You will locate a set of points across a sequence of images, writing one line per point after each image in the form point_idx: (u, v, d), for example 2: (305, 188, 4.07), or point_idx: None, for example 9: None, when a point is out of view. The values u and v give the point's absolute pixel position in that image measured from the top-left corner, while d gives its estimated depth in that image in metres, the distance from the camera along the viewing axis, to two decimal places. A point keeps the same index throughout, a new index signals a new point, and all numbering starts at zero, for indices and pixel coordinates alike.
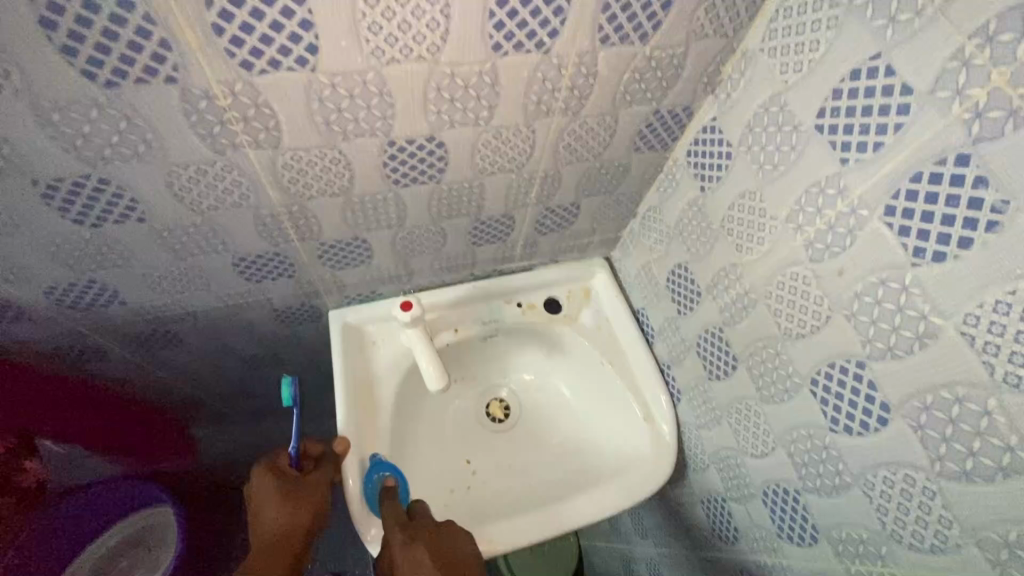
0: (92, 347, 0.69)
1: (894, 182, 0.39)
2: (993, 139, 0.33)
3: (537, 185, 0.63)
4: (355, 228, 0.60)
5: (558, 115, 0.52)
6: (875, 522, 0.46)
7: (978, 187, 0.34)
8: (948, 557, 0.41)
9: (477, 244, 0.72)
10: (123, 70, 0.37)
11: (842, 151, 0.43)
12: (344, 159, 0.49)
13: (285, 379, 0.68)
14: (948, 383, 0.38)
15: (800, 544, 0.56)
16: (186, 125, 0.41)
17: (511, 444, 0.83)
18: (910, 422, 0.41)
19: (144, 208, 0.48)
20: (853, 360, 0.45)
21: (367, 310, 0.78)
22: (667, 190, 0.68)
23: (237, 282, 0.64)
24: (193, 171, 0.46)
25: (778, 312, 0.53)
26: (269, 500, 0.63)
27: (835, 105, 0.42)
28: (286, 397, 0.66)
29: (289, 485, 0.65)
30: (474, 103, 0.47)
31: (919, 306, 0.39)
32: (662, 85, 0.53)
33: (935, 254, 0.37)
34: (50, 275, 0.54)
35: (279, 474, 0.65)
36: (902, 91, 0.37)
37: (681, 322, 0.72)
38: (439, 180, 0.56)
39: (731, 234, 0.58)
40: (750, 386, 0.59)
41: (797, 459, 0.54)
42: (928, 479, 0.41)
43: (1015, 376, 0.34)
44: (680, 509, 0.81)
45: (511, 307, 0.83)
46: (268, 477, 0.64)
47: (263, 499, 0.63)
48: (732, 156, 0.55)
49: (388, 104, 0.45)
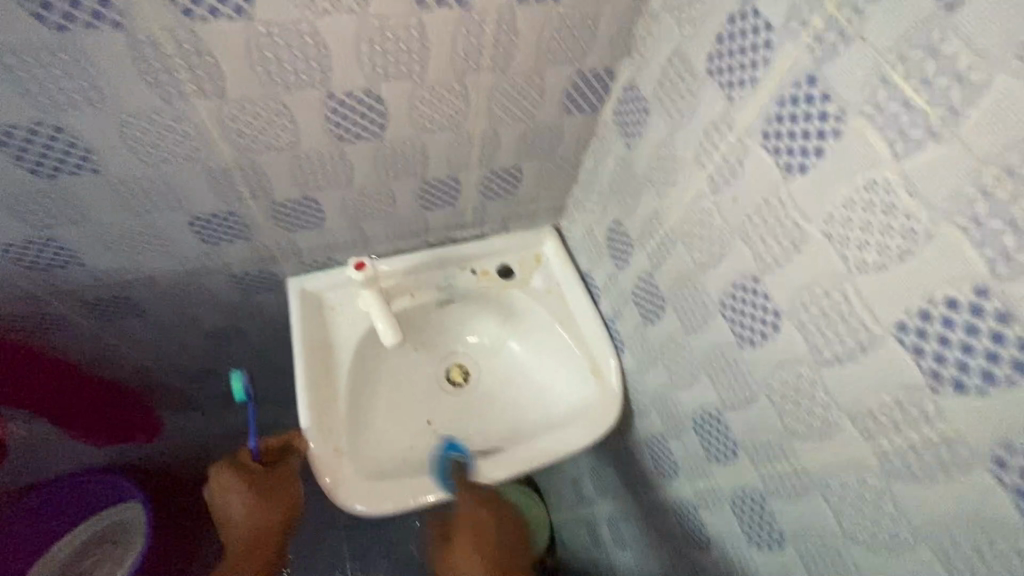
0: (52, 316, 0.71)
1: (766, 110, 0.45)
2: (831, 59, 0.39)
3: (477, 145, 0.68)
4: (304, 187, 0.64)
5: (487, 72, 0.58)
6: (778, 423, 0.51)
7: (825, 102, 0.40)
8: (831, 439, 0.46)
9: (427, 208, 0.77)
10: (73, 14, 0.40)
11: (728, 89, 0.48)
12: (287, 113, 0.53)
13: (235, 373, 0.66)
14: (819, 280, 0.43)
15: (725, 461, 0.61)
16: (136, 72, 0.45)
17: (469, 405, 0.87)
18: (794, 322, 0.47)
19: (98, 159, 0.52)
20: (750, 277, 0.51)
21: (326, 277, 0.81)
22: (600, 152, 0.73)
23: (194, 244, 0.67)
24: (144, 121, 0.50)
25: (693, 247, 0.58)
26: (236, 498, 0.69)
27: (719, 49, 0.48)
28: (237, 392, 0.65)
29: (253, 478, 0.70)
30: (406, 58, 0.52)
31: (793, 216, 0.44)
32: (581, 44, 0.58)
33: (800, 167, 0.43)
34: (8, 231, 0.57)
35: (245, 470, 0.70)
36: (766, 29, 0.43)
37: (620, 275, 0.77)
38: (381, 137, 0.61)
39: (652, 182, 0.63)
40: (676, 322, 0.65)
41: (716, 382, 0.59)
42: (811, 371, 0.46)
43: (862, 261, 0.39)
44: (629, 458, 0.85)
45: (465, 274, 0.87)
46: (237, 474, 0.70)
47: (233, 498, 0.69)
48: (648, 110, 0.61)
49: (324, 56, 0.49)
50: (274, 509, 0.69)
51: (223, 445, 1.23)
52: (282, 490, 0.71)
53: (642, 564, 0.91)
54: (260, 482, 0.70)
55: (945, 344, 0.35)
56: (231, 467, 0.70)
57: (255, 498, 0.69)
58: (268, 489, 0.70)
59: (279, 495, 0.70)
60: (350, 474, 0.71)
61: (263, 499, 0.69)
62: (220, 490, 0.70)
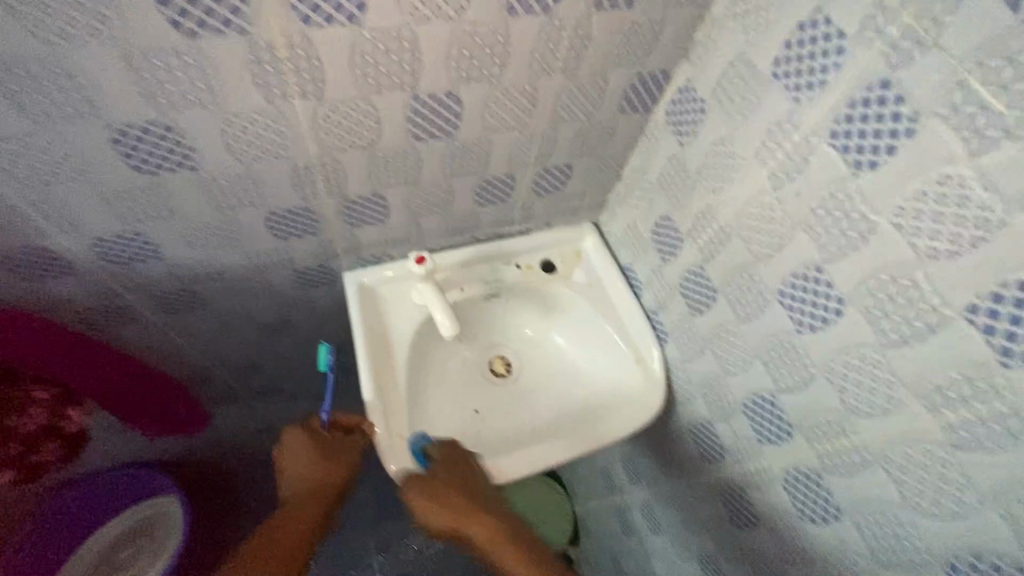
0: (123, 308, 0.73)
1: (835, 110, 0.49)
2: (906, 65, 0.42)
3: (537, 144, 0.71)
4: (376, 183, 0.67)
5: (558, 75, 0.61)
6: (838, 403, 0.55)
7: (898, 104, 0.43)
8: (894, 414, 0.50)
9: (482, 205, 0.80)
10: (204, 21, 0.43)
11: (795, 92, 0.52)
12: (374, 112, 0.56)
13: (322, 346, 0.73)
14: (886, 267, 0.47)
15: (778, 442, 0.65)
16: (248, 74, 0.48)
17: (515, 395, 0.90)
18: (859, 308, 0.51)
19: (197, 156, 0.54)
20: (812, 267, 0.55)
21: (381, 271, 0.84)
22: (649, 150, 0.77)
23: (266, 239, 0.70)
24: (246, 120, 0.52)
25: (749, 240, 0.62)
26: (303, 455, 0.74)
27: (787, 54, 0.52)
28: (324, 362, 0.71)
29: (319, 440, 0.76)
30: (489, 61, 0.55)
31: (861, 209, 0.48)
32: (644, 48, 0.62)
33: (870, 163, 0.47)
34: (102, 226, 0.59)
35: (313, 432, 0.77)
36: (839, 37, 0.47)
37: (665, 268, 0.81)
38: (453, 136, 0.64)
39: (707, 179, 0.67)
40: (728, 311, 0.68)
41: (771, 367, 0.63)
42: (875, 352, 0.50)
43: (934, 249, 0.43)
44: (670, 444, 0.89)
45: (511, 268, 0.91)
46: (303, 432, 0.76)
47: (296, 450, 0.75)
48: (705, 110, 0.64)
49: (417, 60, 0.52)
50: (332, 469, 0.74)
51: (258, 438, 1.25)
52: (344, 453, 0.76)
53: (680, 547, 0.94)
54: (323, 444, 0.76)
55: (1017, 323, 0.39)
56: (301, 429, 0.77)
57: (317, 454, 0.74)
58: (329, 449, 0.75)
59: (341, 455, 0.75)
60: (413, 458, 0.74)
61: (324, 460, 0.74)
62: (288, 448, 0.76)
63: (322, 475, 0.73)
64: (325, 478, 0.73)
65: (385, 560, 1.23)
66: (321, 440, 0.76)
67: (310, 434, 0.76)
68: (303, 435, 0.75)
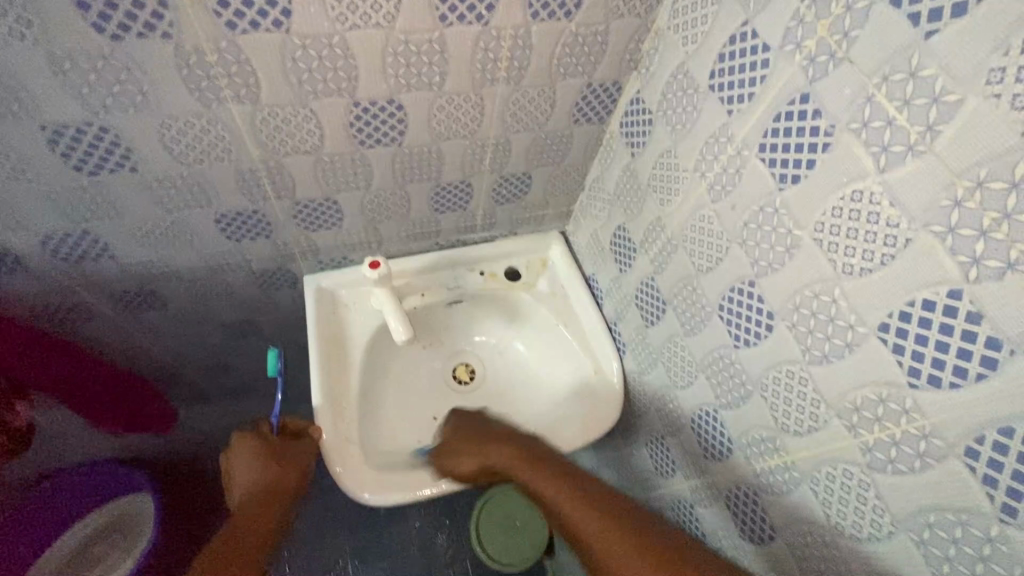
0: (79, 306, 0.74)
1: (763, 123, 0.48)
2: (821, 79, 0.42)
3: (490, 151, 0.71)
4: (326, 188, 0.67)
5: (502, 84, 0.61)
6: (771, 420, 0.54)
7: (816, 118, 0.43)
8: (819, 434, 0.49)
9: (440, 211, 0.80)
10: (128, 24, 0.44)
11: (728, 104, 0.52)
12: (314, 118, 0.57)
13: (270, 352, 0.72)
14: (809, 283, 0.46)
15: (721, 459, 0.64)
16: (179, 77, 0.49)
17: (475, 402, 0.90)
18: (786, 323, 0.50)
19: (137, 157, 0.56)
20: (746, 281, 0.54)
21: (341, 274, 0.84)
22: (607, 160, 0.76)
23: (218, 240, 0.71)
24: (183, 123, 0.53)
25: (692, 252, 0.62)
26: (253, 459, 0.72)
27: (721, 67, 0.52)
28: (271, 368, 0.70)
29: (270, 443, 0.74)
30: (427, 69, 0.56)
31: (786, 223, 0.48)
32: (590, 59, 0.62)
33: (793, 177, 0.46)
34: (49, 224, 0.60)
35: (261, 436, 0.75)
36: (764, 50, 0.47)
37: (623, 279, 0.80)
38: (400, 142, 0.64)
39: (656, 190, 0.66)
40: (676, 324, 0.68)
41: (713, 381, 0.62)
42: (801, 369, 0.49)
43: (849, 266, 0.42)
44: (628, 457, 0.88)
45: (474, 275, 0.90)
46: (254, 439, 0.74)
47: (245, 456, 0.73)
48: (652, 122, 0.64)
49: (352, 66, 0.53)
50: (284, 470, 0.72)
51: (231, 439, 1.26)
52: (298, 453, 0.73)
53: None
54: (275, 447, 0.74)
55: (923, 342, 0.38)
56: (251, 435, 0.75)
57: (267, 456, 0.72)
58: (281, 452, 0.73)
59: (293, 455, 0.73)
60: (358, 463, 0.73)
61: (274, 464, 0.72)
62: (238, 457, 0.73)
63: (274, 478, 0.71)
64: (278, 481, 0.71)
65: (350, 566, 1.22)
66: (274, 443, 0.74)
67: (261, 440, 0.74)
68: (252, 440, 0.74)
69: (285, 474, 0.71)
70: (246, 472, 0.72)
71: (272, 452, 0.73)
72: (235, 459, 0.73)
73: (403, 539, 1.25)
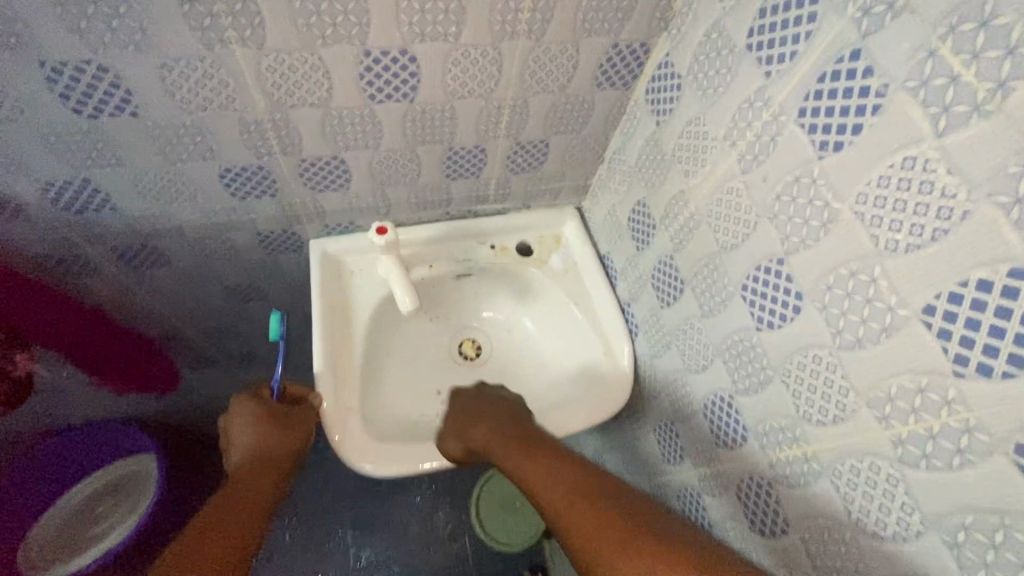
0: (81, 259, 0.73)
1: (805, 85, 0.44)
2: (876, 32, 0.38)
3: (506, 115, 0.67)
4: (333, 145, 0.64)
5: (523, 39, 0.57)
6: (791, 408, 0.51)
7: (867, 77, 0.39)
8: (845, 424, 0.45)
9: (452, 178, 0.77)
10: None
11: (767, 65, 0.48)
12: (323, 67, 0.54)
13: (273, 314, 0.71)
14: (846, 261, 0.43)
15: (734, 448, 0.60)
16: (179, 14, 0.46)
17: (480, 379, 0.87)
18: (817, 305, 0.46)
19: (138, 101, 0.53)
20: (775, 259, 0.50)
21: (347, 240, 0.82)
22: (630, 130, 0.72)
23: (222, 196, 0.68)
24: (184, 65, 0.51)
25: (717, 228, 0.58)
26: (252, 424, 0.71)
27: (761, 23, 0.48)
28: (273, 330, 0.68)
29: (270, 407, 0.72)
30: (443, 17, 0.52)
31: (824, 196, 0.44)
32: (618, 15, 0.58)
33: (835, 144, 0.42)
34: (48, 169, 0.59)
35: (261, 401, 0.73)
36: (811, 2, 0.43)
37: (639, 257, 0.76)
38: (412, 99, 0.61)
39: (680, 161, 0.62)
40: (694, 305, 0.64)
41: (731, 366, 0.59)
42: (830, 355, 0.46)
43: (893, 241, 0.39)
44: (635, 443, 0.85)
45: (484, 248, 0.87)
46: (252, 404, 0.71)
47: (245, 420, 0.71)
48: (681, 87, 0.60)
49: (363, 10, 0.50)
50: (285, 435, 0.70)
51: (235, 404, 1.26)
52: (298, 418, 0.72)
53: None
54: (275, 411, 0.72)
55: (974, 327, 0.34)
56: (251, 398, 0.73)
57: (267, 420, 0.71)
58: (281, 417, 0.72)
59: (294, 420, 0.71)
60: (358, 431, 0.72)
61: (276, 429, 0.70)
62: (236, 420, 0.72)
63: (277, 442, 0.69)
64: (280, 445, 0.69)
65: (348, 538, 1.21)
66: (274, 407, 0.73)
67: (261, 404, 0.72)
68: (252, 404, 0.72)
69: (286, 440, 0.70)
70: (245, 438, 0.70)
71: (272, 417, 0.71)
72: (234, 424, 0.71)
73: (401, 515, 1.24)
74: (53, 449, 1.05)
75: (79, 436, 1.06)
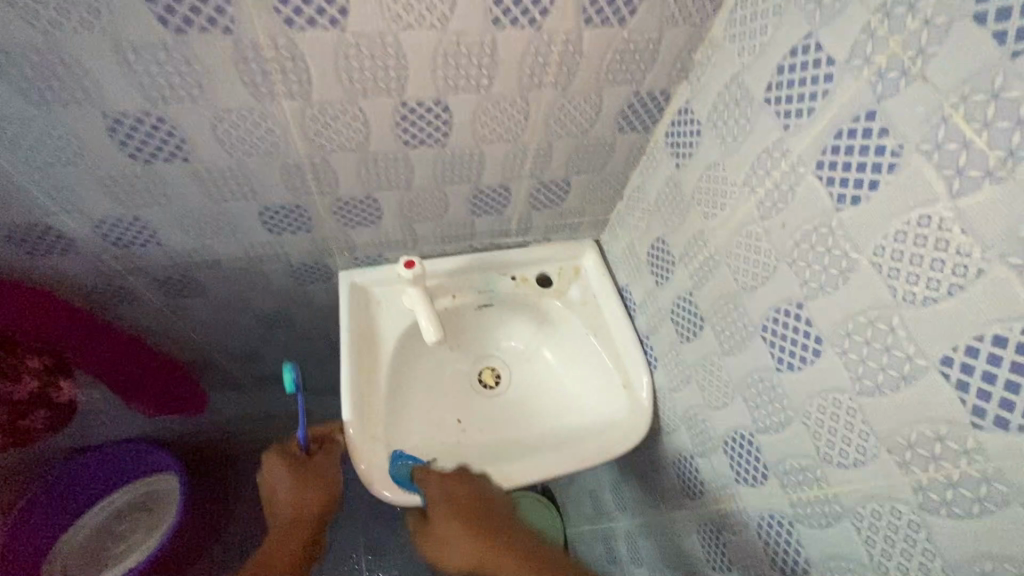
0: (124, 288, 0.76)
1: (822, 141, 0.46)
2: (892, 96, 0.40)
3: (531, 157, 0.70)
4: (367, 186, 0.68)
5: (549, 89, 0.60)
6: (812, 449, 0.52)
7: (882, 137, 0.41)
8: (867, 468, 0.47)
9: (477, 214, 0.80)
10: (191, 19, 0.45)
11: (785, 118, 0.50)
12: (362, 116, 0.57)
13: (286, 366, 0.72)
14: (864, 309, 0.44)
15: (755, 485, 0.61)
16: (235, 72, 0.50)
17: (500, 408, 0.89)
18: (837, 349, 0.48)
19: (190, 148, 0.57)
20: (794, 303, 0.52)
21: (375, 272, 0.84)
22: (649, 170, 0.75)
23: (260, 232, 0.72)
24: (234, 116, 0.54)
25: (737, 269, 0.60)
26: (283, 481, 0.71)
27: (779, 80, 0.50)
28: (288, 383, 0.70)
29: (298, 464, 0.73)
30: (476, 71, 0.56)
31: (842, 246, 0.46)
32: (641, 66, 0.61)
33: (853, 198, 0.44)
34: (102, 209, 0.62)
35: (289, 456, 0.73)
36: (828, 64, 0.45)
37: (659, 292, 0.78)
38: (443, 144, 0.64)
39: (700, 203, 0.65)
40: (713, 342, 0.66)
41: (751, 404, 0.60)
42: (850, 399, 0.47)
43: (911, 294, 0.40)
44: (653, 474, 0.86)
45: (505, 279, 0.90)
46: (279, 460, 0.72)
47: (276, 478, 0.72)
48: (701, 133, 0.62)
49: (403, 67, 0.53)
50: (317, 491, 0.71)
51: (256, 426, 1.28)
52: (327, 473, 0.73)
53: None
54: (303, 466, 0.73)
55: (990, 381, 0.36)
56: (279, 454, 0.73)
57: (297, 478, 0.71)
58: (310, 473, 0.72)
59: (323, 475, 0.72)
60: (383, 460, 0.73)
61: (304, 483, 0.71)
62: (267, 477, 0.72)
63: (309, 495, 0.71)
64: (312, 497, 0.71)
65: (364, 562, 1.22)
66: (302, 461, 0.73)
67: (289, 460, 0.73)
68: (281, 461, 0.72)
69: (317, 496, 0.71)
70: (278, 496, 0.71)
71: (301, 474, 0.72)
72: (267, 481, 0.72)
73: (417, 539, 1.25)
74: (82, 470, 1.07)
75: (106, 455, 1.09)
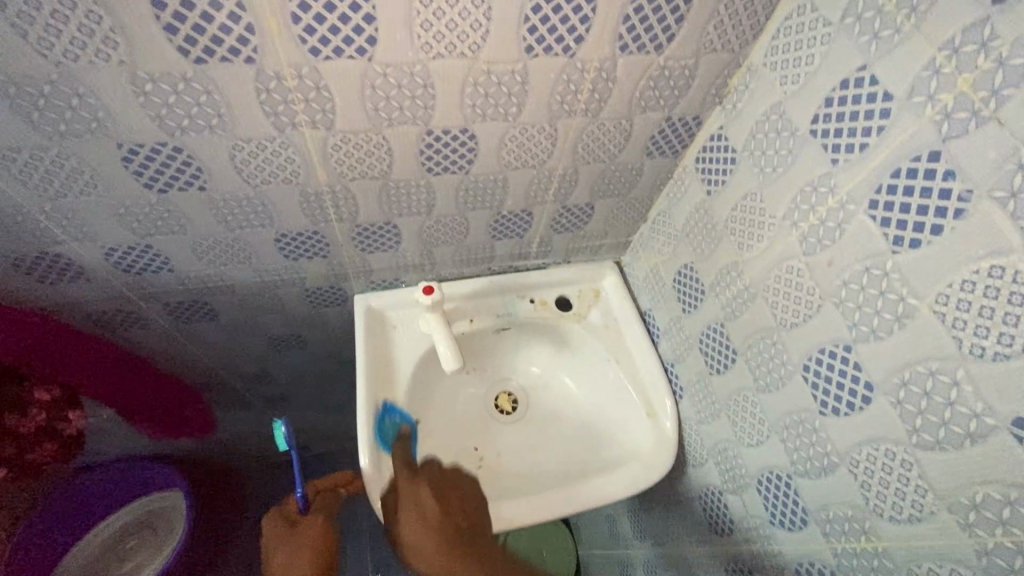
0: (134, 314, 0.74)
1: (876, 178, 0.44)
2: (959, 137, 0.38)
3: (556, 182, 0.68)
4: (387, 212, 0.66)
5: (579, 115, 0.58)
6: (860, 499, 0.50)
7: (947, 179, 0.38)
8: (923, 525, 0.44)
9: (498, 238, 0.78)
10: (212, 49, 0.43)
11: (833, 152, 0.48)
12: (386, 144, 0.55)
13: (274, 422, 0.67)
14: (923, 359, 0.42)
15: (792, 529, 0.59)
16: (256, 102, 0.48)
17: (517, 435, 0.86)
18: (890, 398, 0.45)
19: (207, 177, 0.55)
20: (840, 344, 0.49)
21: (391, 295, 0.82)
22: (677, 195, 0.73)
23: (276, 258, 0.70)
24: (254, 145, 0.52)
25: (775, 304, 0.57)
26: (274, 549, 0.63)
27: (827, 111, 0.48)
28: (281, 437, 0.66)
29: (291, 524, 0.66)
30: (505, 99, 0.53)
31: (898, 290, 0.43)
32: (675, 92, 0.58)
33: (911, 241, 0.42)
34: (114, 236, 0.60)
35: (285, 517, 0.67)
36: (884, 98, 0.42)
37: (685, 320, 0.75)
38: (467, 170, 0.62)
39: (733, 233, 0.62)
40: (747, 377, 0.63)
41: (789, 445, 0.57)
42: (905, 452, 0.44)
43: (979, 347, 0.38)
44: (676, 506, 0.83)
45: (524, 302, 0.87)
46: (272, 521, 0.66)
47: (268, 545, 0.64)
48: (736, 161, 0.60)
49: (431, 96, 0.51)
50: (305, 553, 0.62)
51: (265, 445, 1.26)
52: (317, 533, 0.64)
53: None
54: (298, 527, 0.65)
55: None
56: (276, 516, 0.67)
57: (289, 541, 0.64)
58: (301, 535, 0.64)
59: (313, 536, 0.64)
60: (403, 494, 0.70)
61: (292, 547, 0.63)
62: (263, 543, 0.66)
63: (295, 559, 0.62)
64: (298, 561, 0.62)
65: None
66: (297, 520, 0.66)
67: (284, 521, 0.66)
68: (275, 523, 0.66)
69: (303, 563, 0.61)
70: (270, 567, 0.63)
71: (292, 536, 0.64)
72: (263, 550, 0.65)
73: None
74: (87, 491, 1.05)
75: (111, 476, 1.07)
